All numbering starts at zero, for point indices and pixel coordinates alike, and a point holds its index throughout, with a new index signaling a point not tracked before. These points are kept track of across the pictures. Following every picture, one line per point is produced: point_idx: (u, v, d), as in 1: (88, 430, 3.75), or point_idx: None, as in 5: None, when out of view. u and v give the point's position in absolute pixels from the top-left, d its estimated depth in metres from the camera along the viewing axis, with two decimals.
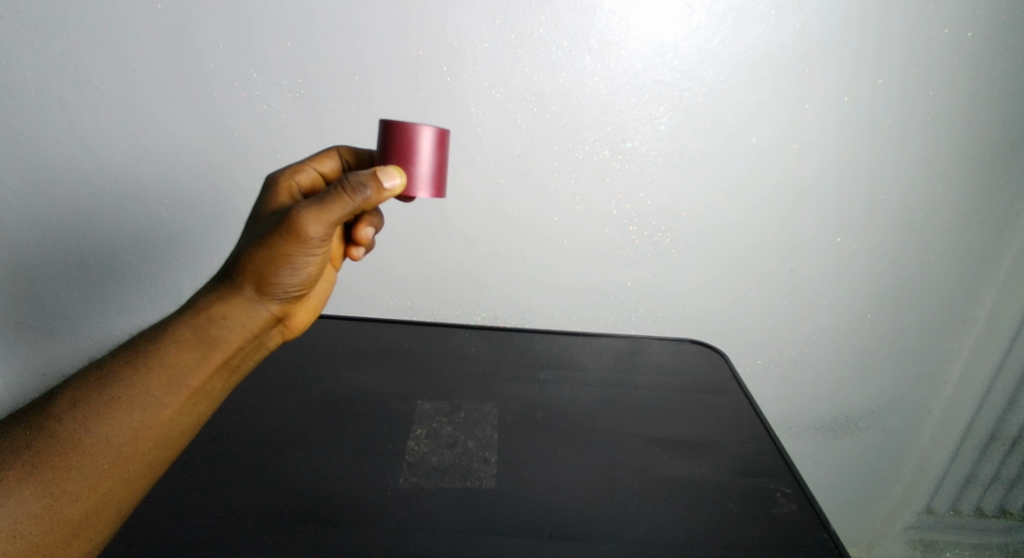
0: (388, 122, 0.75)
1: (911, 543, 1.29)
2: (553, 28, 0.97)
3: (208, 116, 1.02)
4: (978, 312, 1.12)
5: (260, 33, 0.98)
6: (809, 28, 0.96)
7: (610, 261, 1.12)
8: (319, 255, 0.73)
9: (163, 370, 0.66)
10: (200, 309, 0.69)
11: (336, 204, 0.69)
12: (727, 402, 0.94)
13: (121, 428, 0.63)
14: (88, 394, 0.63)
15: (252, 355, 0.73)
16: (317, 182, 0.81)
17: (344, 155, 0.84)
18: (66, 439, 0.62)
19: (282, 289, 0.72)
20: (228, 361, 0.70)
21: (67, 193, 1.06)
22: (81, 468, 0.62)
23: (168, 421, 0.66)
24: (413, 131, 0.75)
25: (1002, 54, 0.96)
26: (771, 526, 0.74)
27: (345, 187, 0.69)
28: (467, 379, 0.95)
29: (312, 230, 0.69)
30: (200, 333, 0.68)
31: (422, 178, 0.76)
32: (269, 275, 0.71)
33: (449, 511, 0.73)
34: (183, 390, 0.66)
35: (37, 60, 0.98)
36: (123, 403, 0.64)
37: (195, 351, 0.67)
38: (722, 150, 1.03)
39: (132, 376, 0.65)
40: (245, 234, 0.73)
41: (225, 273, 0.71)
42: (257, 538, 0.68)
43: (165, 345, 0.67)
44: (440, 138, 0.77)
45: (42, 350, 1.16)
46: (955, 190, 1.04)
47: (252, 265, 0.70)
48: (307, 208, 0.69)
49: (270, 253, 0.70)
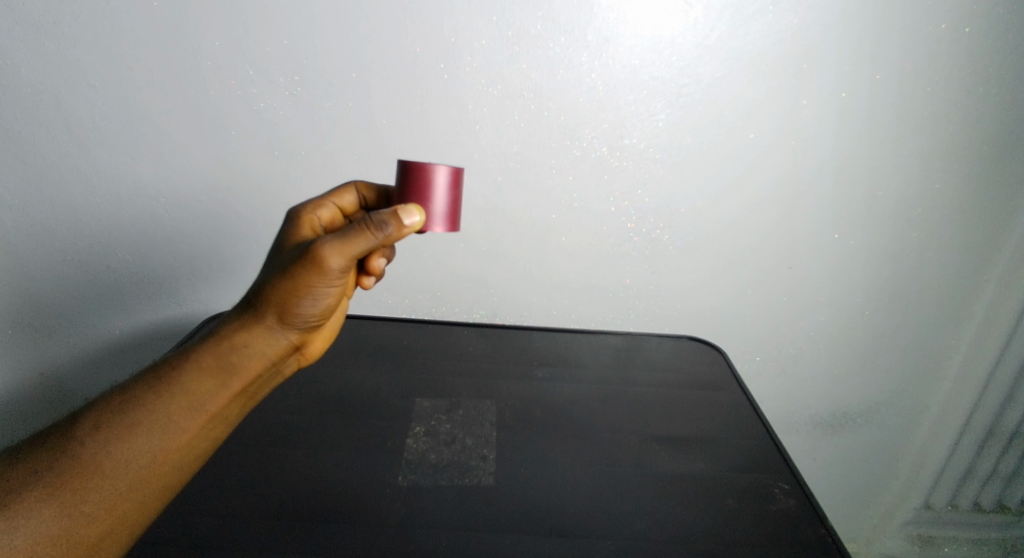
0: (405, 163, 0.76)
1: (909, 538, 1.28)
2: (551, 24, 0.97)
3: (204, 115, 1.02)
4: (977, 307, 1.12)
5: (259, 30, 0.98)
6: (807, 24, 0.96)
7: (609, 257, 1.12)
8: (338, 286, 0.71)
9: (184, 395, 0.63)
10: (222, 335, 0.67)
11: (359, 238, 0.69)
12: (725, 398, 0.95)
13: (140, 452, 0.61)
14: (111, 416, 0.62)
15: (270, 383, 0.71)
16: (336, 217, 0.81)
17: (362, 190, 0.84)
18: (87, 462, 0.60)
19: (302, 318, 0.70)
20: (247, 389, 0.67)
21: (64, 192, 1.06)
22: (100, 490, 0.60)
23: (185, 446, 0.63)
24: (429, 171, 0.76)
25: (1001, 48, 0.96)
26: (770, 521, 0.75)
27: (368, 222, 0.69)
28: (467, 377, 0.95)
29: (333, 262, 0.68)
30: (222, 359, 0.66)
31: (436, 214, 0.77)
32: (291, 302, 0.69)
33: (448, 507, 0.74)
34: (201, 415, 0.64)
35: (34, 59, 0.98)
36: (143, 428, 0.62)
37: (216, 377, 0.65)
38: (722, 146, 1.03)
39: (153, 399, 0.63)
40: (268, 262, 0.71)
41: (247, 301, 0.69)
42: (254, 535, 0.69)
43: (186, 370, 0.64)
44: (455, 175, 0.78)
45: (41, 352, 1.15)
46: (953, 184, 1.04)
47: (274, 294, 0.68)
48: (330, 241, 0.68)
49: (292, 282, 0.68)
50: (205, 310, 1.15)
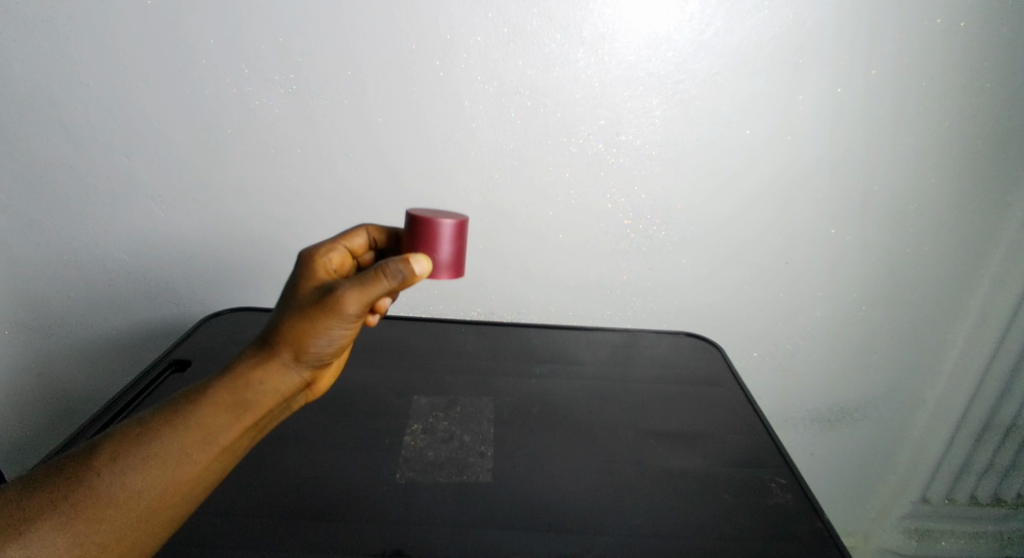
0: (413, 215, 0.79)
1: (906, 532, 1.28)
2: (545, 20, 0.97)
3: (199, 113, 1.02)
4: (972, 302, 1.12)
5: (253, 28, 0.97)
6: (802, 18, 0.96)
7: (606, 254, 1.12)
8: (352, 328, 0.70)
9: (199, 429, 0.61)
10: (239, 370, 0.65)
11: (376, 285, 0.68)
12: (722, 394, 0.95)
13: (153, 483, 0.59)
14: (128, 448, 0.60)
15: (278, 418, 0.69)
16: (345, 260, 0.78)
17: (373, 233, 0.83)
18: (101, 493, 0.58)
19: (315, 355, 0.68)
20: (258, 423, 0.65)
21: (59, 192, 1.05)
22: (112, 520, 0.58)
23: (196, 478, 0.61)
24: (435, 224, 0.78)
25: (995, 43, 0.96)
26: (766, 516, 0.75)
27: (383, 268, 0.67)
28: (465, 374, 0.95)
29: (350, 307, 0.67)
30: (237, 395, 0.64)
31: (441, 263, 0.80)
32: (306, 338, 0.67)
33: (446, 504, 0.74)
34: (212, 448, 0.62)
35: (27, 58, 0.98)
36: (157, 460, 0.60)
37: (231, 413, 0.63)
38: (718, 142, 1.03)
39: (169, 432, 0.61)
40: (284, 299, 0.69)
41: (263, 338, 0.67)
42: (252, 534, 0.69)
43: (203, 405, 0.62)
44: (460, 226, 0.81)
45: (38, 353, 1.15)
46: (948, 179, 1.04)
47: (291, 332, 0.66)
48: (349, 287, 0.67)
49: (309, 323, 0.66)
50: (203, 309, 1.15)
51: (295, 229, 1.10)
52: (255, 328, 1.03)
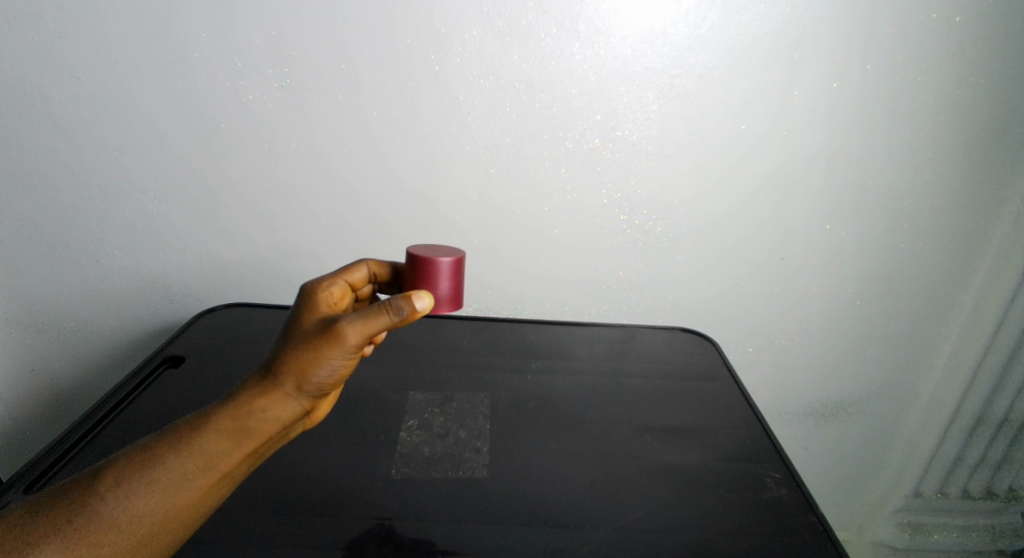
0: (411, 253, 0.80)
1: (899, 526, 1.29)
2: (541, 15, 0.97)
3: (192, 107, 1.01)
4: (966, 296, 1.13)
5: (247, 22, 0.97)
6: (798, 13, 0.96)
7: (601, 249, 1.12)
8: (353, 359, 0.68)
9: (200, 455, 0.61)
10: (240, 397, 0.63)
11: (378, 318, 0.66)
12: (717, 389, 0.95)
13: (154, 509, 0.59)
14: (131, 472, 0.59)
15: (279, 444, 0.68)
16: (346, 293, 0.77)
17: (373, 268, 0.83)
18: (103, 518, 0.58)
19: (316, 385, 0.66)
20: (258, 450, 0.64)
21: (51, 187, 1.04)
22: (113, 543, 0.58)
23: (196, 502, 0.61)
24: (434, 261, 0.79)
25: (989, 38, 0.96)
26: (761, 509, 0.75)
27: (385, 303, 0.67)
28: (460, 370, 0.95)
29: (352, 339, 0.66)
30: (238, 422, 0.63)
31: (441, 298, 0.80)
32: (308, 368, 0.65)
33: (442, 499, 0.74)
34: (212, 475, 0.61)
35: (17, 51, 0.97)
36: (159, 486, 0.60)
37: (232, 440, 0.62)
38: (714, 137, 1.03)
39: (170, 457, 0.60)
40: (286, 327, 0.68)
41: (265, 366, 0.66)
42: (247, 530, 0.68)
43: (204, 431, 0.62)
44: (458, 262, 0.81)
45: (30, 350, 1.14)
46: (943, 175, 1.04)
47: (291, 362, 0.65)
48: (352, 319, 0.66)
49: (310, 352, 0.65)
50: (195, 305, 1.14)
51: (289, 225, 1.09)
52: (249, 324, 1.02)
